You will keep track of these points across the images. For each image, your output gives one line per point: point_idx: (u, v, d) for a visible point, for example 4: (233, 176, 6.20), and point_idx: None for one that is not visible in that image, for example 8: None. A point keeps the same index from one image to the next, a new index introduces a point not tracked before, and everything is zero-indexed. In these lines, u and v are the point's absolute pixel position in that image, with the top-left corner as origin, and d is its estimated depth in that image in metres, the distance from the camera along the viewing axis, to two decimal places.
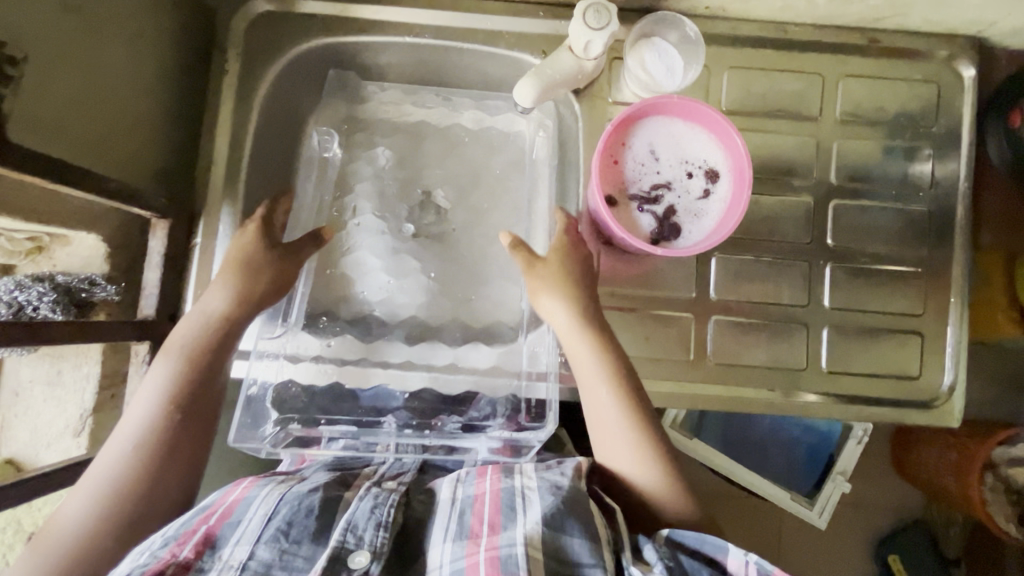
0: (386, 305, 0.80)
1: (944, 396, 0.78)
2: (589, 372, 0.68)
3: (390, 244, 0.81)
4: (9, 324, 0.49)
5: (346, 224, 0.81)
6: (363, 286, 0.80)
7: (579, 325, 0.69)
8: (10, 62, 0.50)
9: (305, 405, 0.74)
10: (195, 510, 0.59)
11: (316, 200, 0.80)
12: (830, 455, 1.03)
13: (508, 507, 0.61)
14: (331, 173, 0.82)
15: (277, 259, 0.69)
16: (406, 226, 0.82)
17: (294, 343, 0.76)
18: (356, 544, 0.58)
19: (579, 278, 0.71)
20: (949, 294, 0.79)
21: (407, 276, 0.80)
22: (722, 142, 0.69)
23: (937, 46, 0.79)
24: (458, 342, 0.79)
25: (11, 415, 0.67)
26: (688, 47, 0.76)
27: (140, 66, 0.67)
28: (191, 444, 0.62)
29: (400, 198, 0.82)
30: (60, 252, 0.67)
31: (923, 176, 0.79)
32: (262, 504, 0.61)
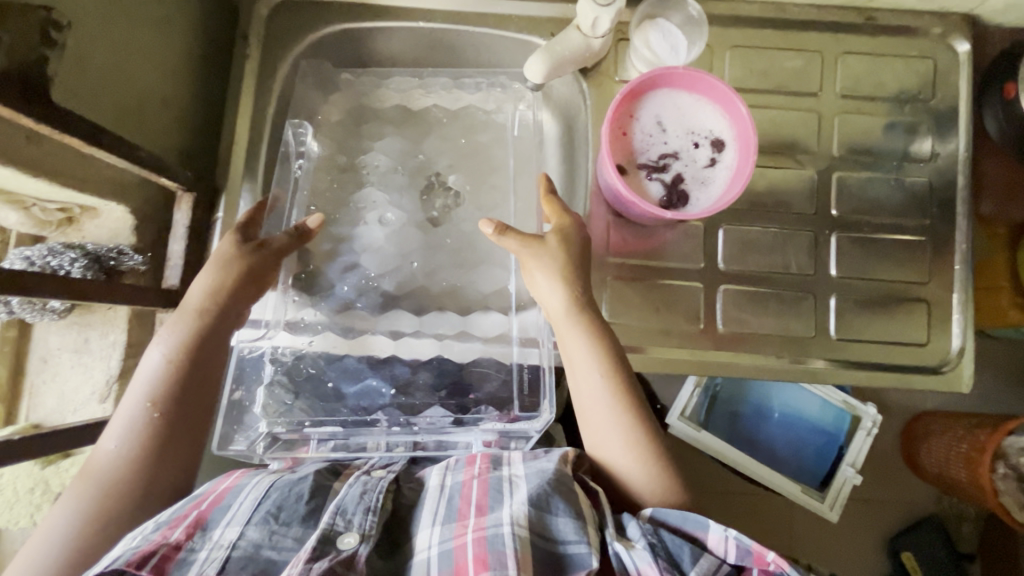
0: (368, 297, 0.79)
1: (955, 360, 0.79)
2: (584, 364, 0.67)
3: (371, 237, 0.80)
4: (43, 277, 0.51)
5: (349, 202, 0.81)
6: (345, 282, 0.79)
7: (566, 318, 0.68)
8: (53, 27, 0.53)
9: (293, 401, 0.75)
10: (187, 498, 0.59)
11: (330, 171, 0.81)
12: (840, 449, 1.02)
13: (497, 491, 0.61)
14: (312, 166, 0.80)
15: (255, 252, 0.68)
16: (388, 213, 0.81)
17: (275, 346, 0.75)
18: (346, 526, 0.58)
19: (576, 266, 0.69)
20: (954, 262, 0.80)
21: (391, 269, 0.80)
22: (727, 112, 0.72)
23: (931, 23, 0.81)
24: (446, 330, 0.78)
25: (40, 381, 0.69)
26: (691, 27, 0.79)
27: (169, 49, 0.71)
28: (184, 442, 0.62)
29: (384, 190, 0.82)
30: (89, 224, 0.69)
31: (923, 148, 0.82)
32: (252, 489, 0.61)
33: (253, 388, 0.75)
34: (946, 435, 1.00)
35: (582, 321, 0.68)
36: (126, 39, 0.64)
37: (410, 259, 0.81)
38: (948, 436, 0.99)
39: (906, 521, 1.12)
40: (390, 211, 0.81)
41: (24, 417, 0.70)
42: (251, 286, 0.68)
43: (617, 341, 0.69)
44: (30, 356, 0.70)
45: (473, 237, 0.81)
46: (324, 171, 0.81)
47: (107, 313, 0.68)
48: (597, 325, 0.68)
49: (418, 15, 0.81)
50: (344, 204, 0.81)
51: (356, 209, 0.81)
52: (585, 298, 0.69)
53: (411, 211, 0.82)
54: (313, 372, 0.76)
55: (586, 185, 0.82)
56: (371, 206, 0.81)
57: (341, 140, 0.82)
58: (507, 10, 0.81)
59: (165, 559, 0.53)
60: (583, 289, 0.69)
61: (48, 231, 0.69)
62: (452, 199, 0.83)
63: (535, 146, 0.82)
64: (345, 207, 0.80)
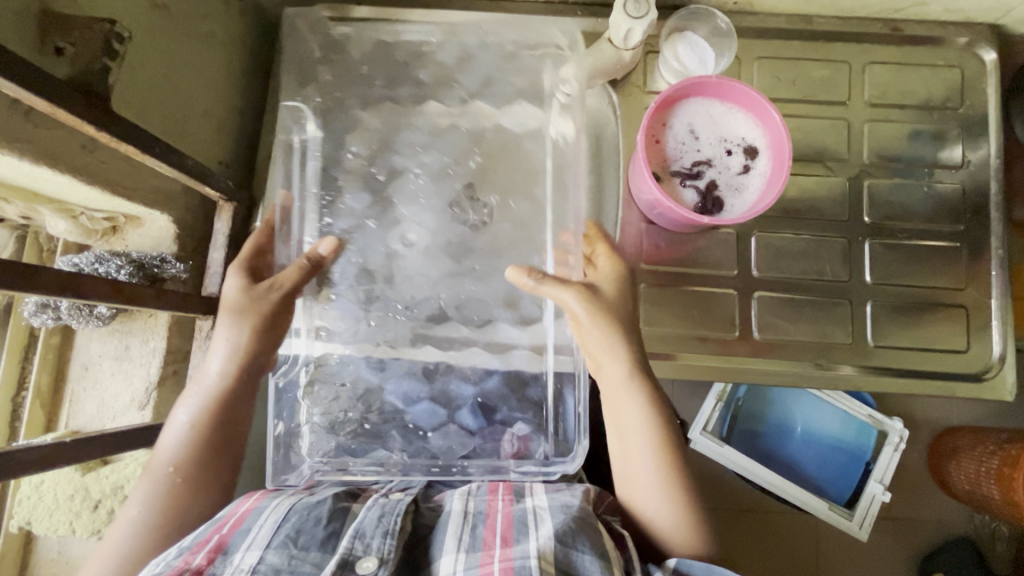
0: (395, 328, 0.75)
1: (996, 366, 0.78)
2: (633, 428, 0.66)
3: (389, 256, 0.76)
4: (96, 281, 0.51)
5: (387, 193, 0.77)
6: (370, 315, 0.75)
7: (613, 369, 0.66)
8: (117, 39, 0.52)
9: (337, 441, 0.73)
10: (209, 521, 0.58)
11: (356, 155, 0.77)
12: (866, 464, 0.99)
13: (521, 524, 0.59)
14: (329, 178, 0.76)
15: (270, 301, 0.68)
16: (410, 238, 0.76)
17: (312, 386, 0.74)
18: (364, 550, 0.56)
19: (626, 326, 0.67)
20: (990, 269, 0.79)
21: (417, 303, 0.75)
22: (760, 119, 0.73)
23: (957, 33, 0.82)
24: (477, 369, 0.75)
25: (80, 388, 0.70)
26: (719, 38, 0.80)
27: (211, 63, 0.73)
28: (206, 496, 0.62)
29: (405, 214, 0.77)
30: (132, 233, 0.69)
31: (953, 157, 0.82)
32: (272, 513, 0.59)
33: (295, 423, 0.74)
34: (975, 449, 0.97)
35: (628, 373, 0.66)
36: (176, 52, 0.66)
37: (438, 291, 0.76)
38: (980, 448, 0.97)
39: (944, 540, 1.09)
40: (412, 234, 0.77)
41: (63, 424, 0.70)
42: (269, 329, 0.68)
43: (665, 395, 0.68)
44: (71, 363, 0.71)
45: (511, 237, 0.77)
46: (339, 182, 0.76)
47: (148, 320, 0.69)
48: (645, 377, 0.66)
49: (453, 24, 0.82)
50: (382, 197, 0.77)
51: (373, 234, 0.76)
52: (634, 348, 0.66)
53: (434, 236, 0.77)
54: (351, 417, 0.73)
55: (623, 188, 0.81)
56: (388, 232, 0.76)
57: (352, 142, 0.77)
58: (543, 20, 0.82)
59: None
60: (628, 338, 0.66)
61: (93, 239, 0.70)
62: (489, 214, 0.78)
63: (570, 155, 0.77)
64: (383, 201, 0.77)
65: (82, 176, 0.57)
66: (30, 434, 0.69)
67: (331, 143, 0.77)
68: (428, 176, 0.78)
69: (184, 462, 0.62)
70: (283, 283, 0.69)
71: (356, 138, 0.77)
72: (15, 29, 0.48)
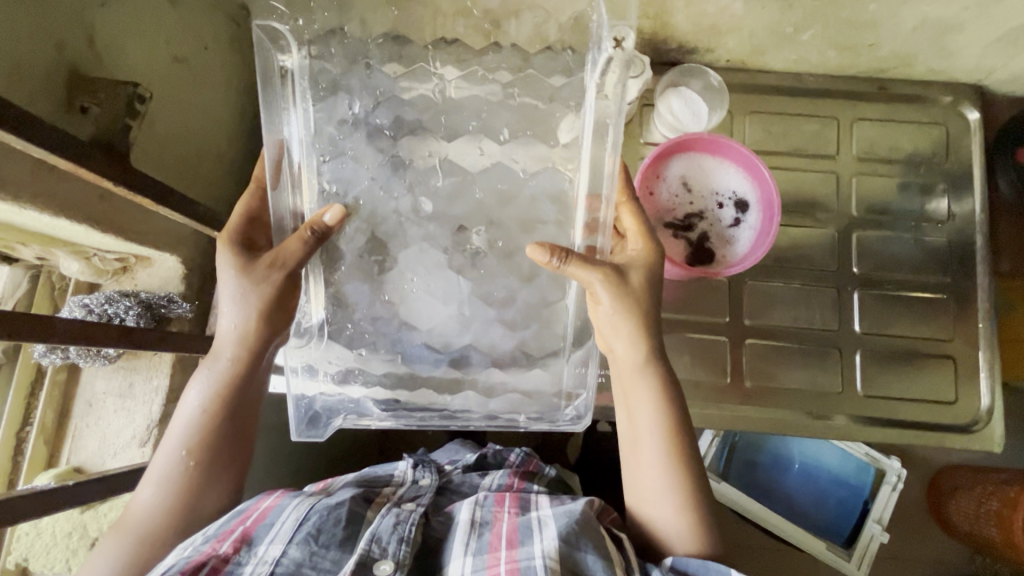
0: (416, 300, 0.66)
1: (984, 419, 0.78)
2: (644, 413, 0.66)
3: (400, 224, 0.65)
4: (107, 327, 0.54)
5: (397, 142, 0.65)
6: (385, 289, 0.66)
7: (624, 355, 0.66)
8: (139, 100, 0.56)
9: (354, 402, 0.69)
10: (232, 513, 0.60)
11: (358, 95, 0.64)
12: (864, 504, 0.98)
13: (525, 528, 0.60)
14: (323, 128, 0.63)
15: (274, 281, 0.62)
16: (425, 202, 0.65)
17: (323, 353, 0.67)
18: (381, 553, 0.58)
19: (646, 310, 0.65)
20: (977, 321, 0.81)
21: (435, 275, 0.65)
22: (750, 176, 0.76)
23: (942, 93, 0.85)
24: (491, 343, 0.67)
25: (83, 425, 0.71)
26: (712, 93, 0.83)
27: (223, 110, 0.76)
28: (222, 478, 0.63)
29: (415, 174, 0.65)
30: (142, 273, 0.72)
31: (939, 210, 0.84)
32: (295, 509, 0.61)
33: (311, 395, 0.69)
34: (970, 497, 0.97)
35: (640, 360, 0.66)
36: (195, 103, 0.71)
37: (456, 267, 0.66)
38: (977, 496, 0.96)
39: None
40: (426, 200, 0.65)
41: (65, 460, 0.72)
42: (278, 310, 0.64)
43: (676, 382, 0.68)
44: (76, 400, 0.72)
45: (538, 204, 0.66)
46: (339, 131, 0.63)
47: (153, 358, 0.71)
48: (658, 367, 0.67)
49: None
50: (391, 148, 0.65)
51: (381, 198, 0.65)
52: (648, 336, 0.66)
53: (452, 201, 0.66)
54: (370, 385, 0.68)
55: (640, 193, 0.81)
56: (401, 195, 0.65)
57: (351, 83, 0.64)
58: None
59: (213, 571, 0.54)
60: (640, 325, 0.65)
61: (104, 278, 0.72)
62: (513, 177, 0.65)
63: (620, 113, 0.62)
64: (395, 154, 0.64)
65: (99, 224, 0.60)
66: (32, 470, 0.70)
67: (325, 84, 0.63)
68: (445, 129, 0.65)
69: (200, 444, 0.62)
70: (284, 261, 0.62)
71: (354, 79, 0.64)
72: (47, 88, 0.51)
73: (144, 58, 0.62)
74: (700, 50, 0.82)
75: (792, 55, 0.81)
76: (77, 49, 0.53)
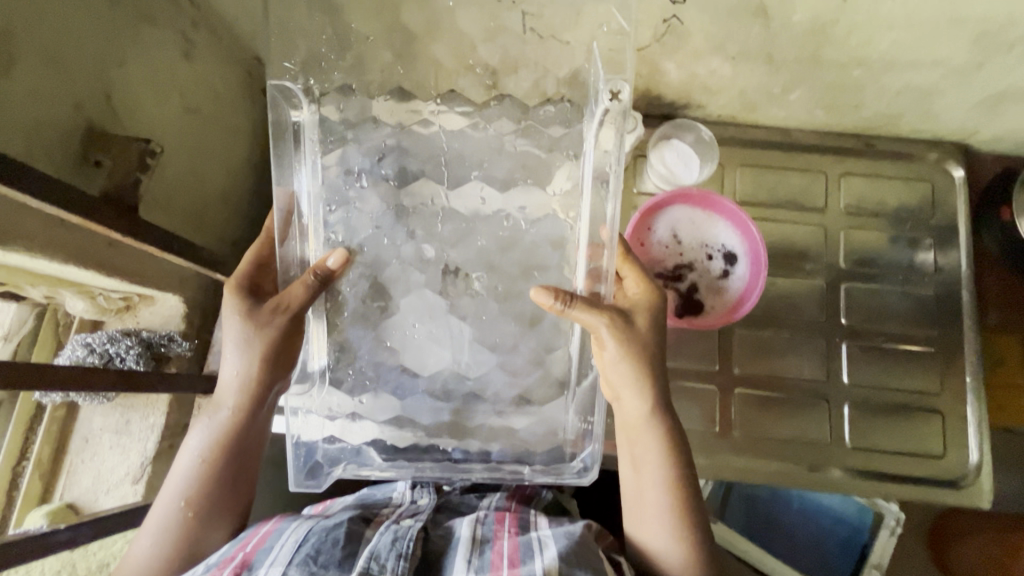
0: (416, 343, 0.70)
1: (973, 474, 0.79)
2: (648, 461, 0.65)
3: (402, 272, 0.69)
4: (108, 371, 0.56)
5: (401, 192, 0.69)
6: (386, 336, 0.69)
7: (631, 404, 0.65)
8: (152, 155, 0.59)
9: (355, 449, 0.71)
10: (232, 542, 0.61)
11: (366, 146, 0.69)
12: (864, 546, 0.94)
13: (526, 548, 0.60)
14: (331, 178, 0.68)
15: (277, 321, 0.64)
16: (427, 247, 0.70)
17: (326, 400, 0.70)
18: (380, 570, 0.57)
19: (651, 356, 0.65)
20: (964, 374, 0.82)
21: (436, 322, 0.69)
22: (738, 229, 0.78)
23: (927, 150, 0.88)
24: (497, 385, 0.70)
25: (78, 461, 0.72)
26: (702, 146, 0.86)
27: (231, 154, 0.79)
28: (224, 516, 0.64)
29: (418, 221, 0.69)
30: (144, 311, 0.74)
31: (926, 263, 0.86)
32: (292, 533, 0.61)
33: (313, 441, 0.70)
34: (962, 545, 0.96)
35: (646, 411, 0.65)
36: (203, 149, 0.74)
37: (459, 312, 0.70)
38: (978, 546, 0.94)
39: None
40: (428, 245, 0.70)
41: (58, 496, 0.73)
42: (284, 352, 0.65)
43: (683, 435, 0.66)
44: (73, 435, 0.73)
45: (540, 248, 0.70)
46: (344, 181, 0.68)
47: (150, 396, 0.72)
48: (664, 416, 0.66)
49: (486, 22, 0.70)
50: (395, 198, 0.69)
51: (383, 244, 0.69)
52: (654, 386, 0.65)
53: (454, 247, 0.70)
54: (371, 432, 0.70)
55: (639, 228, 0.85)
56: (402, 242, 0.69)
57: (359, 137, 0.69)
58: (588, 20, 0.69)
59: None
60: (648, 374, 0.64)
61: (108, 316, 0.74)
62: (514, 224, 0.70)
63: (618, 168, 0.66)
64: (399, 203, 0.69)
65: (105, 269, 0.62)
66: (24, 506, 0.71)
67: (334, 136, 0.68)
68: (449, 178, 0.70)
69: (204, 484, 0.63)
70: (288, 304, 0.64)
71: (361, 131, 0.68)
72: (64, 145, 0.54)
73: (158, 110, 0.65)
74: (691, 106, 0.85)
75: (780, 112, 0.84)
76: (95, 108, 0.56)
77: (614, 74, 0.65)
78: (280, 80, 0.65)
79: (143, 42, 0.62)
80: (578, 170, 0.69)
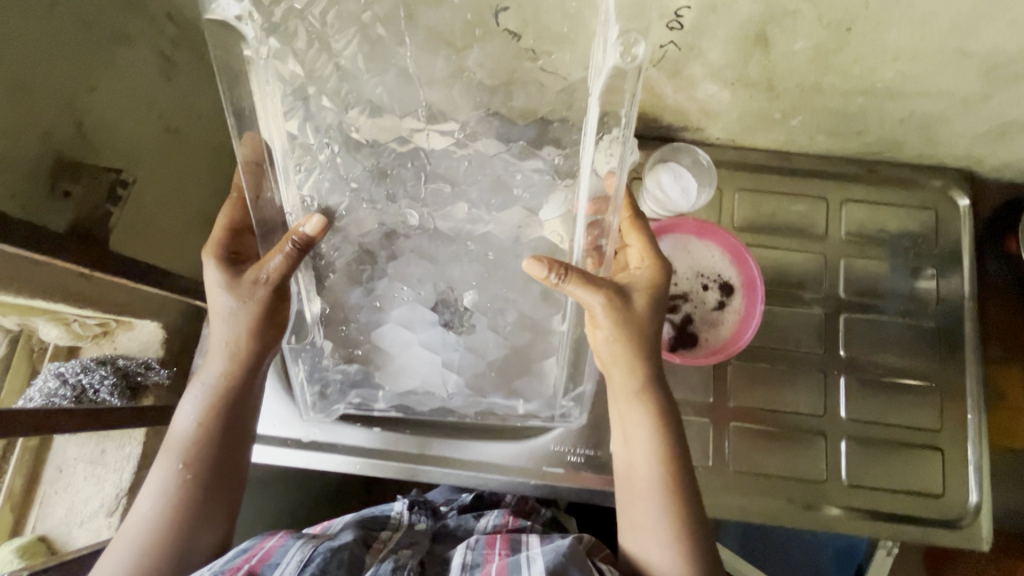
0: (406, 309, 0.67)
1: (972, 515, 0.77)
2: (639, 440, 0.63)
3: (387, 232, 0.65)
4: (74, 411, 0.54)
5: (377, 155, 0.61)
6: (374, 296, 0.67)
7: (618, 381, 0.63)
8: (121, 185, 0.60)
9: (359, 390, 0.71)
10: (237, 551, 0.59)
11: (330, 102, 0.59)
12: (858, 564, 0.93)
13: (514, 566, 0.59)
14: (287, 111, 0.58)
15: (259, 292, 0.60)
16: (411, 214, 0.64)
17: (325, 376, 0.71)
18: None
19: (645, 335, 0.62)
20: (966, 410, 0.80)
21: (425, 282, 0.67)
22: (735, 259, 0.76)
23: (932, 177, 0.85)
24: (490, 344, 0.68)
25: (52, 492, 0.72)
26: (700, 170, 0.83)
27: (214, 173, 0.77)
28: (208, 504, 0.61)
29: (398, 186, 0.63)
30: (122, 336, 0.72)
31: (928, 293, 0.83)
32: (299, 550, 0.59)
33: (320, 391, 0.73)
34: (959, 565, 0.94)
35: (637, 389, 0.63)
36: (184, 172, 0.70)
37: (446, 273, 0.66)
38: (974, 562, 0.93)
39: None
40: (411, 214, 0.64)
41: (30, 528, 0.72)
42: (271, 324, 0.63)
43: (674, 411, 0.64)
44: (47, 465, 0.73)
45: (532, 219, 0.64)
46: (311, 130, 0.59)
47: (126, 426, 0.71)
48: (656, 391, 0.63)
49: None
50: (368, 163, 0.61)
51: (363, 209, 0.63)
52: (646, 360, 0.62)
53: (440, 214, 0.64)
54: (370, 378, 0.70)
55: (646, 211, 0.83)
56: (381, 205, 0.63)
57: (318, 66, 0.58)
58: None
59: None
60: (639, 353, 0.62)
61: (84, 342, 0.72)
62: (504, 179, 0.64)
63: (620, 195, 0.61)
64: (376, 166, 0.62)
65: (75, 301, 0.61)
66: None
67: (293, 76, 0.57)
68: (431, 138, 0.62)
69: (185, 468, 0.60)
70: (268, 277, 0.60)
71: (323, 79, 0.58)
72: (32, 178, 0.51)
73: (136, 133, 0.63)
74: (689, 128, 0.82)
75: (780, 136, 0.82)
76: (66, 137, 0.54)
77: (631, 23, 0.53)
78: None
79: (118, 66, 0.59)
80: (580, 133, 0.61)
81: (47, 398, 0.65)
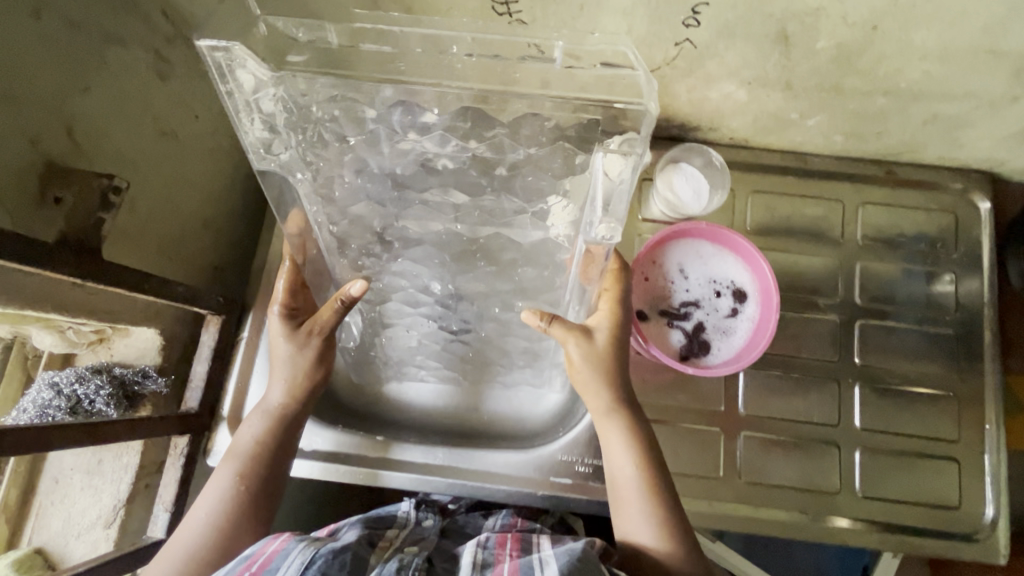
0: (430, 336, 0.71)
1: (988, 528, 0.75)
2: (615, 454, 0.65)
3: (414, 291, 0.65)
4: (70, 426, 0.52)
5: (403, 226, 0.56)
6: (405, 324, 0.70)
7: (590, 402, 0.66)
8: (114, 191, 0.57)
9: (401, 371, 0.80)
10: (238, 561, 0.56)
11: (344, 172, 0.51)
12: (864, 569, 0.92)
13: (528, 567, 0.57)
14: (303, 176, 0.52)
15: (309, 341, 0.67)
16: (434, 283, 0.63)
17: (371, 358, 0.78)
18: None
19: (616, 359, 0.65)
20: (983, 419, 0.78)
21: (446, 317, 0.68)
22: (749, 265, 0.75)
23: (951, 179, 0.83)
24: (483, 342, 0.72)
25: (49, 503, 0.71)
26: (712, 171, 0.81)
27: (212, 175, 0.75)
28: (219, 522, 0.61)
29: (422, 253, 0.59)
30: (118, 343, 0.69)
31: (946, 299, 0.81)
32: (299, 554, 0.56)
33: (367, 367, 0.81)
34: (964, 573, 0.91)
35: (608, 406, 0.66)
36: (181, 178, 0.69)
37: (454, 310, 0.67)
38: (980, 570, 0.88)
39: None
40: (436, 283, 0.63)
41: (26, 540, 0.71)
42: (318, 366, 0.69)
43: (645, 420, 0.67)
44: (43, 475, 0.72)
45: (528, 263, 0.60)
46: (335, 194, 0.53)
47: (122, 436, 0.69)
48: (626, 404, 0.66)
49: (452, 40, 0.45)
50: (393, 233, 0.57)
51: (399, 275, 0.63)
52: (616, 377, 0.65)
53: (459, 273, 0.62)
54: (410, 368, 0.79)
55: (653, 215, 0.82)
56: (411, 279, 0.62)
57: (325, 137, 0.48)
58: (599, 45, 0.45)
59: None
60: (611, 374, 0.65)
61: (80, 349, 0.70)
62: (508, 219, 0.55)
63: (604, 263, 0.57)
64: (397, 235, 0.57)
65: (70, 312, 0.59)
66: None
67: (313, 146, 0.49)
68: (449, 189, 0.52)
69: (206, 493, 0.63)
70: (321, 328, 0.67)
71: (350, 150, 0.49)
72: (21, 186, 0.50)
73: (129, 135, 0.60)
74: (702, 128, 0.80)
75: (797, 137, 0.79)
76: (55, 143, 0.52)
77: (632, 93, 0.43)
78: (222, 44, 0.40)
79: (110, 67, 0.56)
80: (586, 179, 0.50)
81: (41, 410, 0.63)
